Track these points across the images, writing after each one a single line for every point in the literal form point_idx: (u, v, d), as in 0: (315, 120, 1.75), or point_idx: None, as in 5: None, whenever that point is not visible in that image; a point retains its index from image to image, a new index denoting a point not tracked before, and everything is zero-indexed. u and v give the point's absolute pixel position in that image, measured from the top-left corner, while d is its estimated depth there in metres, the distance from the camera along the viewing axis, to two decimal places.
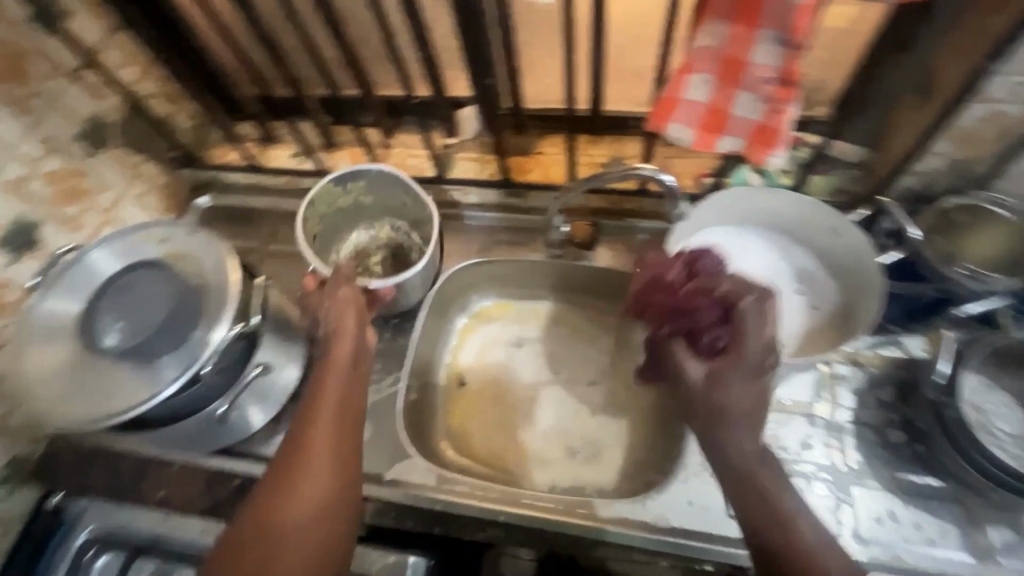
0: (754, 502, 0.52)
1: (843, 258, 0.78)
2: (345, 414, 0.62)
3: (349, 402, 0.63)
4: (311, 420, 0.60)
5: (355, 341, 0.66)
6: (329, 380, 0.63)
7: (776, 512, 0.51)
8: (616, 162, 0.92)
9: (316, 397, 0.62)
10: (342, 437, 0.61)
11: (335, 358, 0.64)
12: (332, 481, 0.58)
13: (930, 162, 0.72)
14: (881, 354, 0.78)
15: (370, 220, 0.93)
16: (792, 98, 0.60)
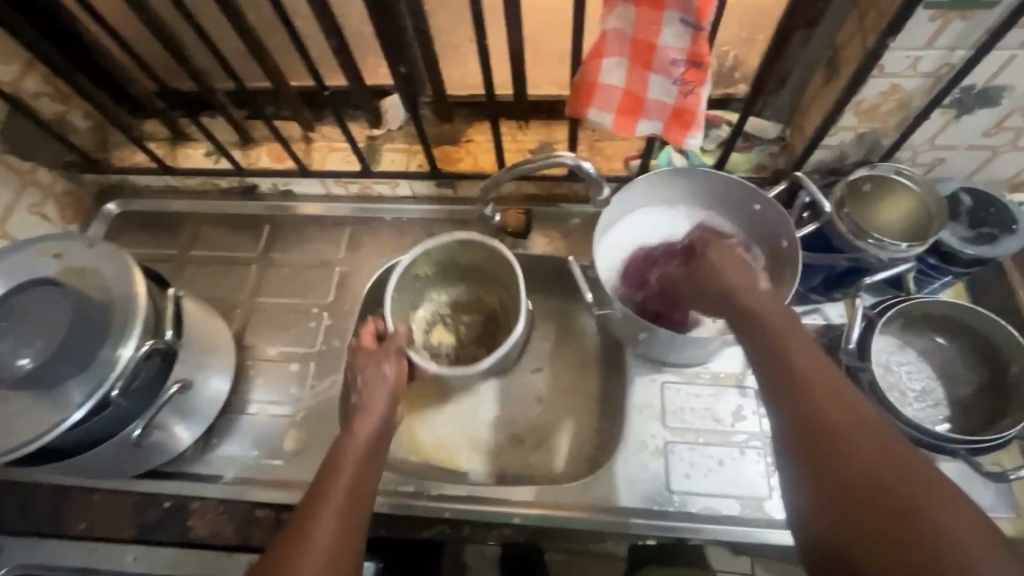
0: (816, 411, 0.49)
1: (766, 234, 0.80)
2: (358, 489, 0.59)
3: (364, 476, 0.60)
4: (324, 495, 0.57)
5: (388, 406, 0.66)
6: (346, 462, 0.60)
7: (848, 420, 0.47)
8: (546, 148, 0.91)
9: (330, 473, 0.59)
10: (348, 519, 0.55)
11: (358, 430, 0.63)
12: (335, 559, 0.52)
13: (841, 135, 0.75)
14: (805, 323, 0.81)
15: (463, 291, 0.90)
16: (704, 79, 0.60)
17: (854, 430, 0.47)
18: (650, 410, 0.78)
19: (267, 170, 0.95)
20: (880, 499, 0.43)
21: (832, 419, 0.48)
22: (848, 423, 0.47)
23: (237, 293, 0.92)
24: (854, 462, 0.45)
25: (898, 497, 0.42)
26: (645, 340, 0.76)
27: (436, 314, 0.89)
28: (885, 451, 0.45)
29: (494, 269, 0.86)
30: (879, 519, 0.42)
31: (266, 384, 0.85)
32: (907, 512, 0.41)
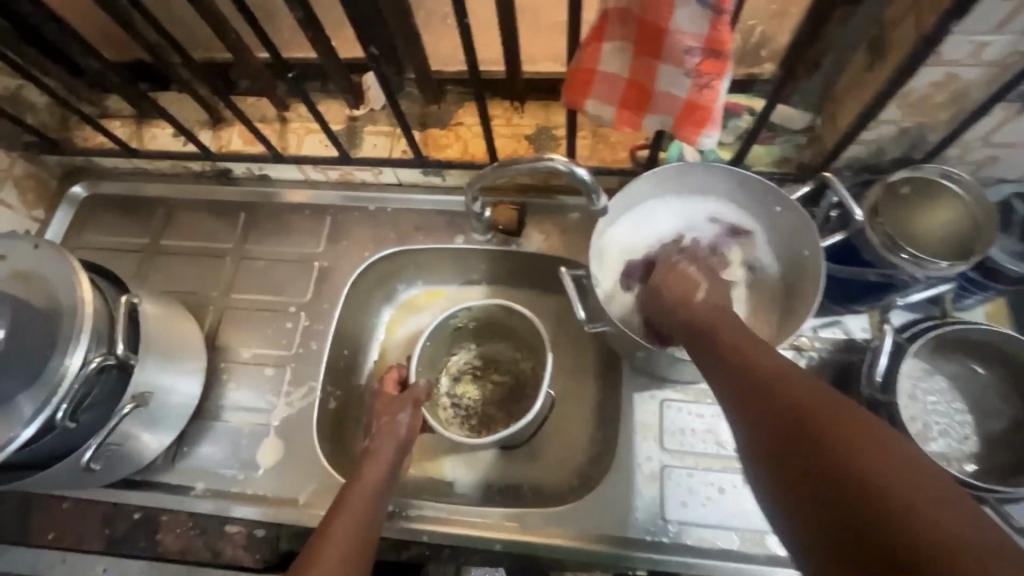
0: (752, 377, 0.47)
1: (788, 239, 0.71)
2: (364, 524, 0.60)
3: (372, 513, 0.61)
4: (331, 524, 0.59)
5: (394, 451, 0.68)
6: (353, 500, 0.62)
7: (773, 376, 0.46)
8: (544, 134, 0.81)
9: (340, 502, 0.61)
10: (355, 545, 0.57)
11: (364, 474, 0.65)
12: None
13: (880, 130, 0.65)
14: (823, 337, 0.73)
15: (494, 349, 0.86)
16: (724, 71, 0.50)
17: (779, 381, 0.45)
18: (647, 430, 0.72)
19: (239, 153, 0.88)
20: (805, 427, 0.40)
21: (761, 379, 0.46)
22: (775, 378, 0.46)
23: (210, 289, 0.87)
24: (782, 409, 0.43)
25: (826, 432, 0.39)
26: (644, 358, 0.70)
27: (469, 364, 0.86)
28: (806, 392, 0.43)
29: (525, 333, 0.81)
30: (812, 458, 0.39)
31: (240, 388, 0.80)
32: (834, 443, 0.38)
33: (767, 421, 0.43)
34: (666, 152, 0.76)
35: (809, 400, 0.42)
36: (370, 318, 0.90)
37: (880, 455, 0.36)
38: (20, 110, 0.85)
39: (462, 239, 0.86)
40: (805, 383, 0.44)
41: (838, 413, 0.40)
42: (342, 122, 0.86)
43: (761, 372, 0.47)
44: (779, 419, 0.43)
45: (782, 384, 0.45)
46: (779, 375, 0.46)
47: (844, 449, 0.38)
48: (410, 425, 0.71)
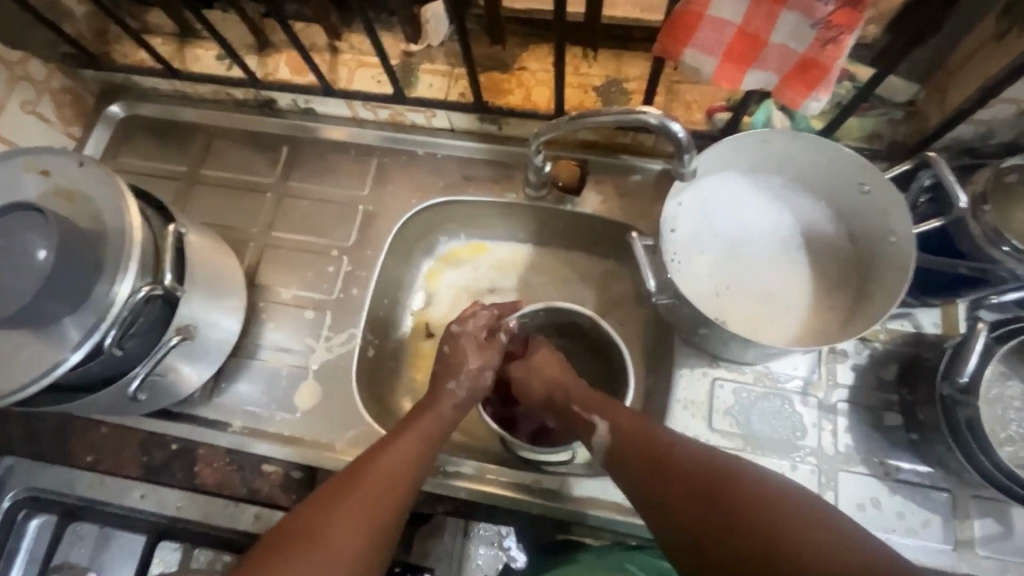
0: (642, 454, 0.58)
1: (866, 220, 0.67)
2: (412, 463, 0.60)
3: (422, 451, 0.62)
4: (384, 453, 0.60)
5: (451, 410, 0.67)
6: (405, 437, 0.62)
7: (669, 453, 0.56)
8: (614, 87, 0.76)
9: (396, 433, 0.63)
10: (398, 485, 0.58)
11: (423, 416, 0.65)
12: (367, 518, 0.54)
13: (996, 109, 0.59)
14: (890, 328, 0.70)
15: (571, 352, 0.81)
16: (855, 25, 0.45)
17: (676, 466, 0.55)
18: (694, 407, 0.70)
19: (285, 83, 0.82)
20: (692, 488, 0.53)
21: (676, 472, 0.55)
22: (688, 470, 0.54)
23: (251, 224, 0.84)
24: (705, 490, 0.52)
25: (748, 517, 0.49)
26: (704, 335, 0.66)
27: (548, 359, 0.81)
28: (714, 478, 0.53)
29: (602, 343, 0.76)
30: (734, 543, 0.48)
31: (278, 328, 0.79)
32: (695, 479, 0.53)
33: (692, 505, 0.52)
34: (750, 118, 0.70)
35: (731, 482, 0.52)
36: (410, 269, 0.88)
37: (808, 523, 0.47)
38: (59, 18, 0.80)
39: (514, 194, 0.81)
40: (664, 440, 0.57)
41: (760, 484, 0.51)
42: (396, 58, 0.81)
43: (647, 446, 0.58)
44: (703, 518, 0.51)
45: (697, 471, 0.54)
46: (664, 446, 0.57)
47: (778, 530, 0.47)
48: (470, 385, 0.70)
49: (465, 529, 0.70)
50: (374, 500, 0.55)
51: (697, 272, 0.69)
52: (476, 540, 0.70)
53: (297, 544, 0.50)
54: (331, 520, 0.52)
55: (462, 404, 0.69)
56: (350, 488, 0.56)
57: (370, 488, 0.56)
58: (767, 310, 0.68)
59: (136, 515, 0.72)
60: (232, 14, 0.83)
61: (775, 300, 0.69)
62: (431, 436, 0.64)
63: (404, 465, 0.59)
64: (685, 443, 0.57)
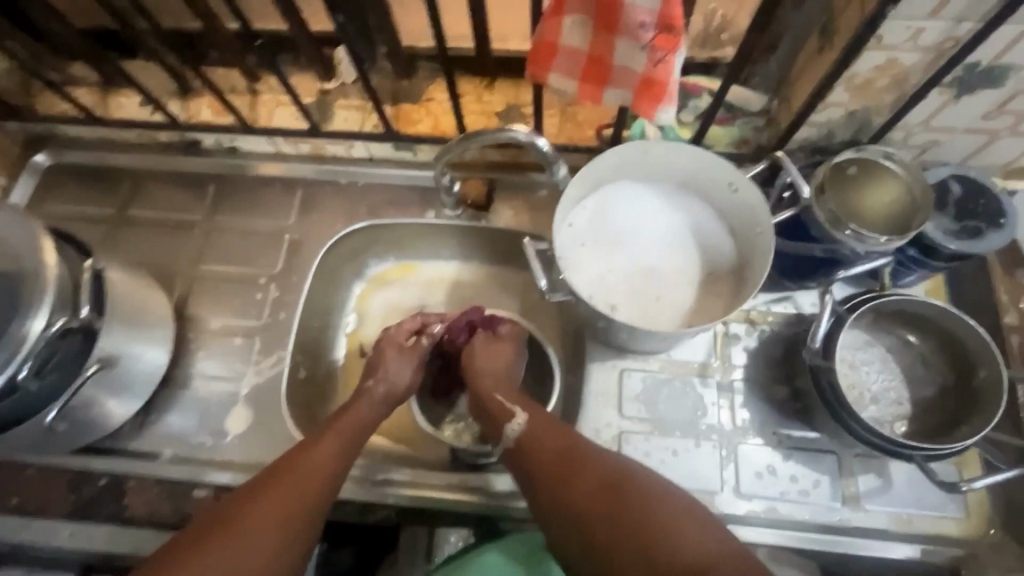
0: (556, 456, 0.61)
1: (742, 215, 0.75)
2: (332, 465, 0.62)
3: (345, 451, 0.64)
4: (302, 453, 0.62)
5: (375, 405, 0.70)
6: (325, 443, 0.63)
7: (581, 459, 0.59)
8: (513, 111, 0.83)
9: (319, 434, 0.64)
10: (311, 489, 0.60)
11: (344, 418, 0.67)
12: (278, 516, 0.57)
13: (829, 113, 0.69)
14: (775, 312, 0.78)
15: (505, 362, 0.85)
16: (676, 46, 0.53)
17: (589, 471, 0.59)
18: (606, 397, 0.75)
19: (207, 124, 0.87)
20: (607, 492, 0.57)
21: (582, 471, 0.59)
22: (601, 475, 0.58)
23: (179, 259, 0.86)
24: (613, 502, 0.56)
25: (657, 540, 0.52)
26: (605, 328, 0.72)
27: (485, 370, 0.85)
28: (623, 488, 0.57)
29: (529, 347, 0.81)
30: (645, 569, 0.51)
31: (208, 357, 0.81)
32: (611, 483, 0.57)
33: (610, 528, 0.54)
34: (630, 131, 0.79)
35: (639, 503, 0.55)
36: (341, 292, 0.91)
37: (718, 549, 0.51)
38: None
39: (433, 214, 0.87)
40: (576, 445, 0.61)
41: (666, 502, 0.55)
42: (313, 95, 0.86)
43: (562, 450, 0.61)
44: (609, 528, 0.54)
45: (609, 481, 0.57)
46: (578, 456, 0.60)
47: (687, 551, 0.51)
48: (388, 384, 0.72)
49: (428, 550, 0.75)
50: (285, 503, 0.57)
51: (596, 271, 0.76)
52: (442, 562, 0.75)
53: (206, 544, 0.53)
54: (238, 524, 0.55)
55: (382, 403, 0.71)
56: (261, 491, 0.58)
57: (284, 487, 0.58)
58: (659, 301, 0.75)
59: (66, 553, 0.72)
60: (153, 63, 0.88)
61: (665, 294, 0.75)
62: (352, 437, 0.65)
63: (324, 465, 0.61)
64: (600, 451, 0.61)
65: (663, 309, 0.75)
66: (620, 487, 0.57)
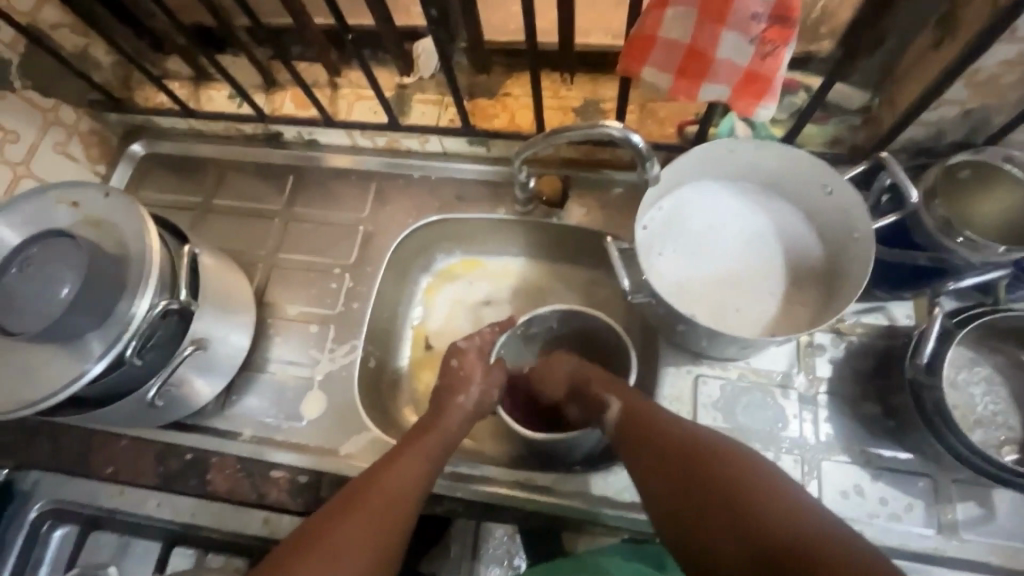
0: (633, 424, 0.63)
1: (833, 220, 0.71)
2: (411, 483, 0.62)
3: (421, 473, 0.63)
4: (378, 473, 0.62)
5: (463, 420, 0.71)
6: (408, 455, 0.64)
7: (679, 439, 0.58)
8: (591, 107, 0.82)
9: (397, 452, 0.65)
10: (396, 499, 0.60)
11: (428, 435, 0.67)
12: (377, 527, 0.57)
13: (941, 111, 0.64)
14: (864, 322, 0.73)
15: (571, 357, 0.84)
16: (789, 39, 0.51)
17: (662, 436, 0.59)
18: (679, 403, 0.73)
19: (290, 116, 0.90)
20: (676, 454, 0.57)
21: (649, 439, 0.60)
22: (700, 460, 0.56)
23: (260, 248, 0.90)
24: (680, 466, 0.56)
25: (752, 513, 0.49)
26: (682, 332, 0.70)
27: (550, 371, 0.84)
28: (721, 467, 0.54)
29: (596, 343, 0.80)
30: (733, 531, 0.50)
31: (285, 343, 0.84)
32: (683, 444, 0.58)
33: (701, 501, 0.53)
34: (716, 129, 0.76)
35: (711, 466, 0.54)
36: (409, 284, 0.93)
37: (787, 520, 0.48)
38: (87, 67, 0.88)
39: (504, 210, 0.87)
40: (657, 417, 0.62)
41: (773, 485, 0.52)
42: (391, 90, 0.88)
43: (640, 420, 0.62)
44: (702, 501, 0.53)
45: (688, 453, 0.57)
46: (654, 425, 0.61)
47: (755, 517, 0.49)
48: (478, 399, 0.73)
49: (475, 545, 0.74)
50: (375, 513, 0.58)
51: (674, 272, 0.73)
52: (485, 562, 0.73)
53: (310, 553, 0.53)
54: (337, 538, 0.54)
55: (475, 408, 0.72)
56: (354, 508, 0.58)
57: (371, 501, 0.59)
58: (740, 305, 0.72)
59: (153, 522, 0.76)
60: (242, 57, 0.92)
61: (745, 297, 0.73)
62: (434, 453, 0.66)
63: (408, 482, 0.62)
64: (690, 426, 0.60)
65: (739, 313, 0.72)
66: (708, 460, 0.55)
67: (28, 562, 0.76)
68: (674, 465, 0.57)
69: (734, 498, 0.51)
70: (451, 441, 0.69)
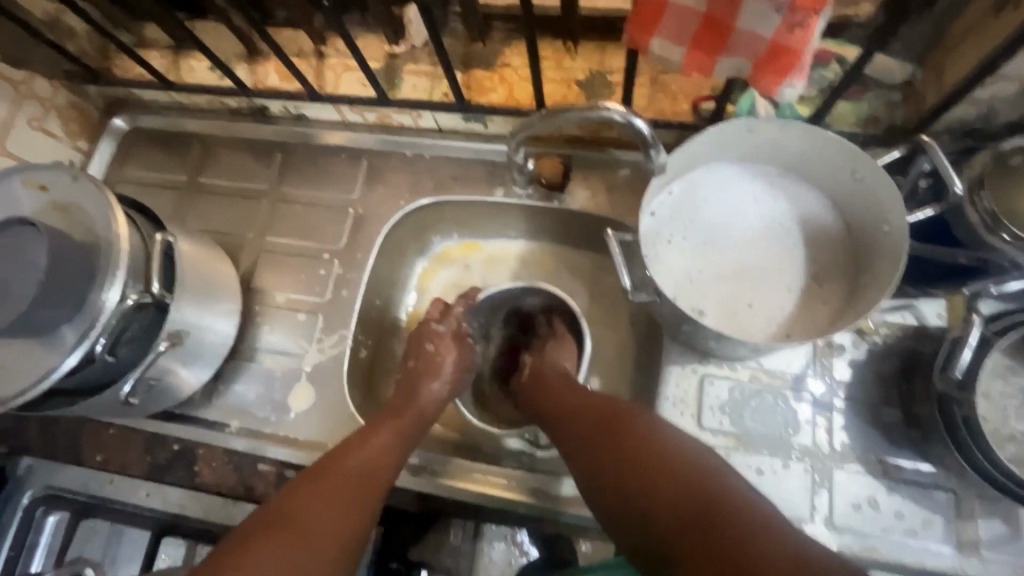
0: (569, 402, 0.62)
1: (862, 209, 0.65)
2: (382, 462, 0.60)
3: (389, 455, 0.61)
4: (343, 452, 0.60)
5: None
6: (380, 434, 0.62)
7: (584, 405, 0.60)
8: (597, 79, 0.74)
9: (365, 434, 0.62)
10: (368, 478, 0.58)
11: (401, 416, 0.66)
12: (345, 505, 0.55)
13: (996, 89, 0.56)
14: (889, 322, 0.67)
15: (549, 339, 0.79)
16: (822, 7, 0.44)
17: (591, 403, 0.60)
18: (683, 405, 0.68)
19: (274, 90, 0.84)
20: (600, 420, 0.57)
21: (582, 409, 0.60)
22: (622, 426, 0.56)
23: (247, 230, 0.86)
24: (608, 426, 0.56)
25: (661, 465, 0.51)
26: (688, 332, 0.65)
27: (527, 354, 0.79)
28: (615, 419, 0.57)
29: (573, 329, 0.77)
30: (633, 477, 0.51)
31: (273, 331, 0.81)
32: (605, 413, 0.58)
33: (605, 453, 0.54)
34: (736, 105, 0.68)
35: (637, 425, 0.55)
36: (403, 269, 0.88)
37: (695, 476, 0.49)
38: (60, 36, 0.83)
39: (501, 191, 0.81)
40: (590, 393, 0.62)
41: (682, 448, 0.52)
42: (380, 60, 0.81)
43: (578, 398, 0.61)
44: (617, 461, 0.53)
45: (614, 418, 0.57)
46: (585, 394, 0.61)
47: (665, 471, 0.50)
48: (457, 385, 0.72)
49: (475, 529, 0.70)
50: (341, 488, 0.56)
51: (679, 263, 0.68)
52: (488, 537, 0.70)
53: (271, 532, 0.51)
54: (305, 517, 0.52)
55: None
56: (317, 482, 0.56)
57: (339, 481, 0.57)
58: (752, 300, 0.66)
59: (144, 511, 0.76)
60: (222, 24, 0.86)
61: (757, 290, 0.67)
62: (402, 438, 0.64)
63: (378, 461, 0.60)
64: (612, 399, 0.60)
65: (750, 308, 0.66)
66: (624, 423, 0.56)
67: (24, 547, 0.76)
68: (594, 433, 0.57)
69: (645, 456, 0.52)
70: (423, 422, 0.68)
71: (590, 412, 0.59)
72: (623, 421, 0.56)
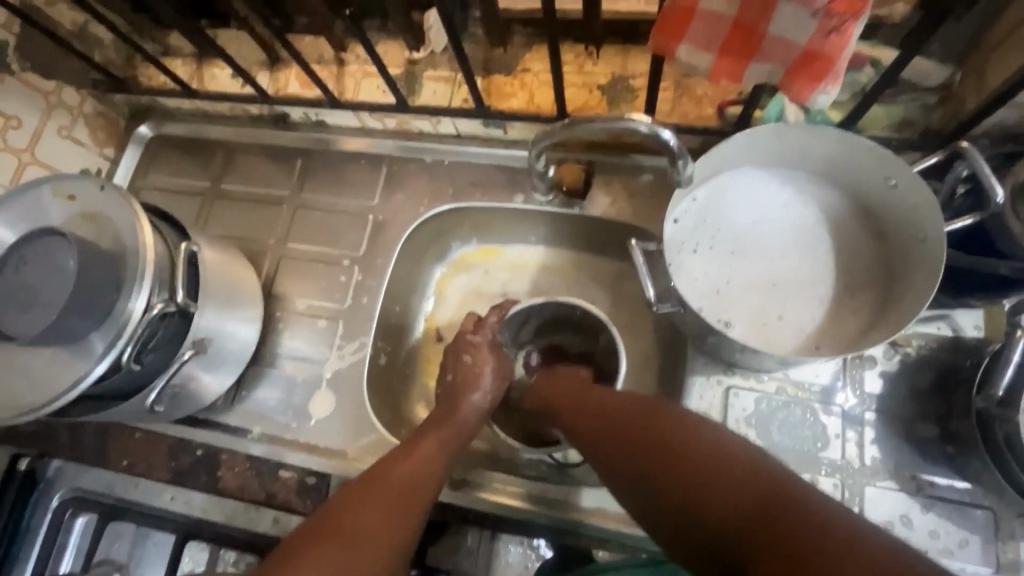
0: (583, 407, 0.58)
1: (897, 216, 0.62)
2: (426, 473, 0.59)
3: (432, 466, 0.61)
4: (385, 463, 0.59)
5: (474, 420, 0.68)
6: (422, 446, 0.62)
7: (602, 406, 0.56)
8: (619, 84, 0.73)
9: (408, 446, 0.62)
10: (411, 487, 0.57)
11: (442, 428, 0.65)
12: (395, 517, 0.54)
13: None
14: (922, 333, 0.65)
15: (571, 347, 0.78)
16: (860, 11, 0.42)
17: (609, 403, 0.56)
18: (707, 416, 0.67)
19: (294, 96, 0.85)
20: (617, 419, 0.54)
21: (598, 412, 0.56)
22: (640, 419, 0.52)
23: (269, 236, 0.86)
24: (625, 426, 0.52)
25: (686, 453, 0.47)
26: (713, 344, 0.63)
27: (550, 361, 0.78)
28: (653, 413, 0.52)
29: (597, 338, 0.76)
30: (661, 469, 0.47)
31: (294, 337, 0.81)
32: (621, 412, 0.54)
33: (629, 449, 0.51)
34: (763, 110, 0.67)
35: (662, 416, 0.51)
36: (422, 274, 0.88)
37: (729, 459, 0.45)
38: (88, 47, 0.85)
39: (521, 197, 0.80)
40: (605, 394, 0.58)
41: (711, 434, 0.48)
42: (399, 66, 0.81)
43: (590, 402, 0.58)
44: (643, 454, 0.49)
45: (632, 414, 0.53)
46: (601, 393, 0.58)
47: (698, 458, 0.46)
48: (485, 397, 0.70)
49: (492, 532, 0.70)
50: (389, 497, 0.55)
51: (704, 272, 0.66)
52: (505, 539, 0.70)
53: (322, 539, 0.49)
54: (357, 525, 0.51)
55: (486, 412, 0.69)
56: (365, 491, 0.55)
57: (387, 492, 0.56)
58: (780, 311, 0.65)
59: (168, 515, 0.77)
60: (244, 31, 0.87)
61: (784, 300, 0.65)
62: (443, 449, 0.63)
63: (422, 472, 0.59)
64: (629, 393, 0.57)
65: (779, 320, 0.64)
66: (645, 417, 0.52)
67: (53, 548, 0.78)
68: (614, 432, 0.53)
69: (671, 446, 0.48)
70: (463, 436, 0.67)
71: (609, 413, 0.55)
72: (646, 413, 0.52)
